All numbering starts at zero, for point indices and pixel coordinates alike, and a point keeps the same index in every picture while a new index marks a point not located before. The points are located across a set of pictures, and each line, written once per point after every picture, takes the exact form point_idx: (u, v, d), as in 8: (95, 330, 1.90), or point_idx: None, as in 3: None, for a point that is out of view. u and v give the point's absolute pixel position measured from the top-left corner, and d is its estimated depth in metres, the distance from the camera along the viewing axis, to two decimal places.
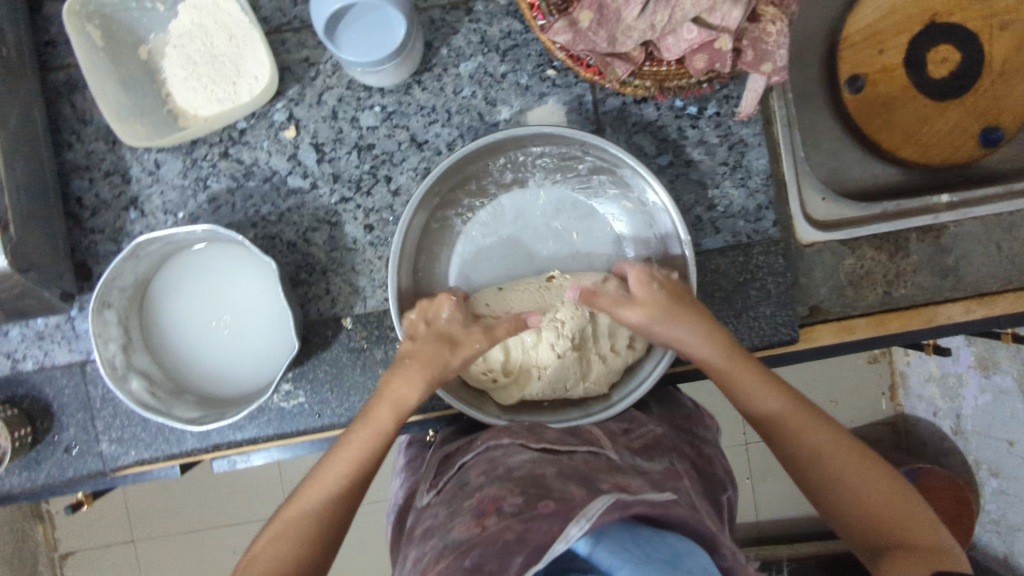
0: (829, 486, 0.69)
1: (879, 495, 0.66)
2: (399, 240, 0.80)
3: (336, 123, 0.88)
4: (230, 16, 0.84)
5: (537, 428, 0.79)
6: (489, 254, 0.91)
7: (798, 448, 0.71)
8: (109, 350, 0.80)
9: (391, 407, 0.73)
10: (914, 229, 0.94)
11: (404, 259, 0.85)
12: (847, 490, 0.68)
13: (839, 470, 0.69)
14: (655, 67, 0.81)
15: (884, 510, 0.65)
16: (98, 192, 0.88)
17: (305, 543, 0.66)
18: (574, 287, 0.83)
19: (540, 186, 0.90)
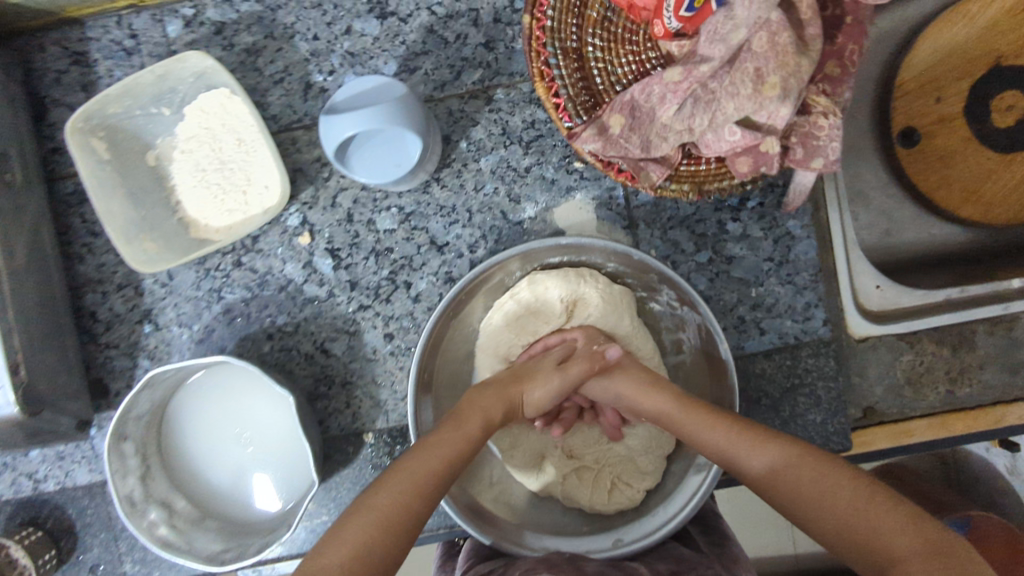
0: (854, 547, 0.55)
1: (900, 544, 0.52)
2: (417, 366, 0.74)
3: (352, 226, 0.84)
4: (238, 119, 0.80)
5: (576, 560, 0.75)
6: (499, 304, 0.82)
7: (800, 507, 0.59)
8: (127, 485, 0.77)
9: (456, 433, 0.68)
10: (980, 321, 0.87)
11: (426, 387, 0.78)
12: (868, 546, 0.54)
13: (855, 519, 0.55)
14: (693, 166, 0.75)
15: (915, 559, 0.50)
16: (111, 305, 0.85)
17: (361, 558, 0.56)
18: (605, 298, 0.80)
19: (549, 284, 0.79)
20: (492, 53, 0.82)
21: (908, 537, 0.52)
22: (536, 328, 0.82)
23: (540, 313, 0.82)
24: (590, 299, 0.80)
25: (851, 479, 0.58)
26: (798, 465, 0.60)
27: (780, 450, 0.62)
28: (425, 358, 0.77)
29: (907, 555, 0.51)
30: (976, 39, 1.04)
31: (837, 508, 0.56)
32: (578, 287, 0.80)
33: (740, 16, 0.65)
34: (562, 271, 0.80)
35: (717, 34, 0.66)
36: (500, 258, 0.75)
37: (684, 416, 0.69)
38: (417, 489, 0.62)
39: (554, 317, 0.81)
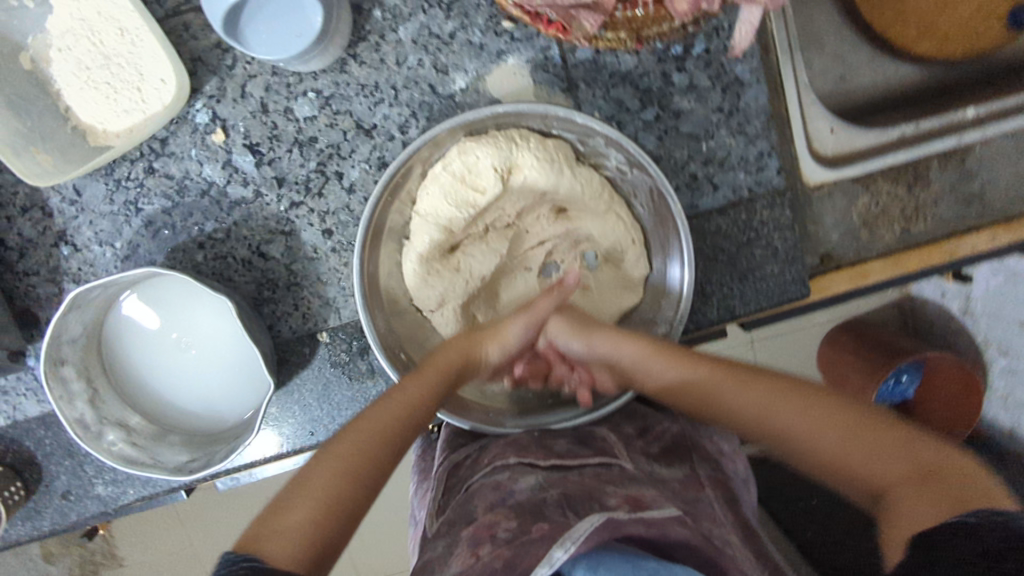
0: (845, 480, 0.60)
1: (890, 471, 0.58)
2: (357, 257, 0.71)
3: (268, 117, 0.76)
4: (115, 5, 0.70)
5: (546, 439, 0.75)
6: (435, 180, 0.72)
7: (808, 455, 0.62)
8: (76, 409, 0.75)
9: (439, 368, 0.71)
10: (935, 156, 0.85)
11: (376, 281, 0.76)
12: (857, 477, 0.59)
13: (847, 451, 0.60)
14: (630, 11, 0.67)
15: (906, 485, 0.56)
16: (20, 231, 0.78)
17: (327, 513, 0.56)
18: (545, 153, 0.72)
19: (478, 146, 0.70)
20: None
21: (903, 460, 0.58)
22: (474, 199, 0.72)
23: (474, 182, 0.71)
24: (526, 164, 0.71)
25: (855, 415, 0.61)
26: (783, 400, 0.64)
27: (770, 394, 0.65)
28: (367, 255, 0.73)
29: (898, 480, 0.57)
30: None
31: (820, 446, 0.61)
32: (512, 155, 0.71)
33: None
34: (493, 138, 0.71)
35: None
36: (437, 130, 0.69)
37: (709, 381, 0.68)
38: (393, 428, 0.64)
39: (489, 187, 0.71)
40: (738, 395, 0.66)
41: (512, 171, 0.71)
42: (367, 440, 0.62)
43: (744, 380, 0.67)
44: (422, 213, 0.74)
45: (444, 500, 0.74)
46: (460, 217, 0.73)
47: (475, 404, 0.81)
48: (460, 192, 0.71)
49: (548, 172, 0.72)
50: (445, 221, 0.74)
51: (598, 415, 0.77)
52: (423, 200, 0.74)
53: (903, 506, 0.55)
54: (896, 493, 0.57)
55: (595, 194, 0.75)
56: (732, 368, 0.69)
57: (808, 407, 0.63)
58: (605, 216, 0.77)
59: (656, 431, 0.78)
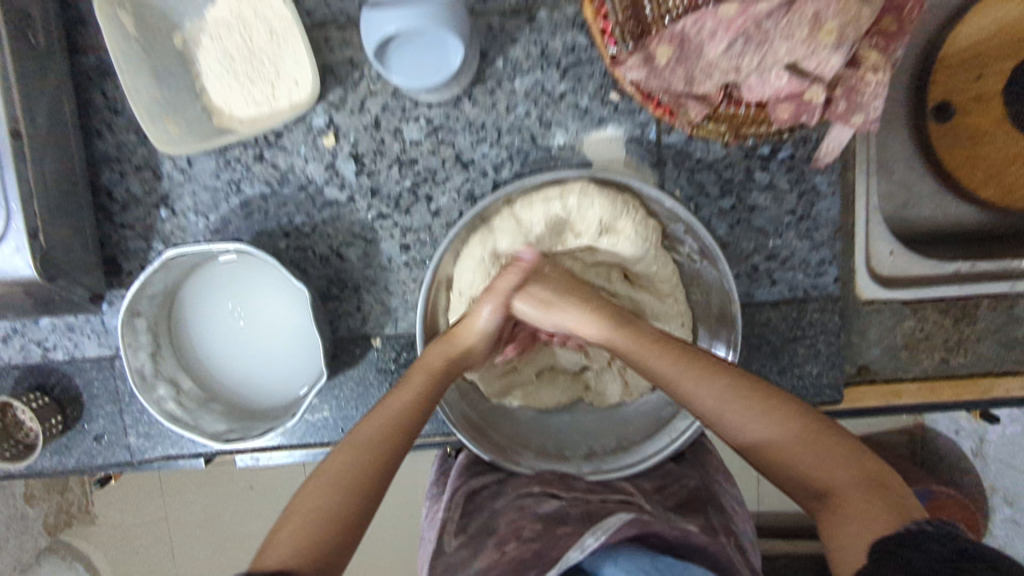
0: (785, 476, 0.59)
1: (835, 471, 0.56)
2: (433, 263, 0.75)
3: (378, 133, 0.82)
4: (270, 8, 0.77)
5: (568, 477, 0.78)
6: (532, 216, 0.77)
7: (761, 455, 0.60)
8: (138, 360, 0.79)
9: (423, 373, 0.71)
10: (987, 296, 0.88)
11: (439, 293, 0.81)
12: (806, 476, 0.57)
13: (785, 449, 0.59)
14: (733, 109, 0.73)
15: (849, 485, 0.54)
16: (128, 185, 0.84)
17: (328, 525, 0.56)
18: (645, 231, 0.76)
19: (583, 199, 0.75)
20: None
21: (846, 471, 0.56)
22: (567, 235, 0.79)
23: (575, 223, 0.77)
24: (625, 231, 0.76)
25: (810, 432, 0.59)
26: (712, 378, 0.65)
27: (698, 372, 0.66)
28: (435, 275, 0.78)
29: (846, 484, 0.55)
30: None
31: (762, 434, 0.60)
32: (617, 218, 0.75)
33: None
34: (612, 196, 0.75)
35: None
36: (562, 173, 0.76)
37: (671, 372, 0.67)
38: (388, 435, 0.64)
39: (587, 232, 0.77)
40: (695, 386, 0.65)
41: (610, 231, 0.76)
42: (373, 440, 0.63)
43: (703, 370, 0.65)
44: (517, 220, 0.78)
45: (463, 521, 0.74)
46: (546, 239, 0.79)
47: (502, 434, 0.85)
48: (555, 216, 0.77)
49: (640, 243, 0.76)
50: (531, 238, 0.79)
51: (625, 472, 0.80)
52: (523, 211, 0.77)
53: (850, 513, 0.53)
54: (844, 502, 0.54)
55: (668, 265, 0.80)
56: (694, 356, 0.68)
57: (738, 394, 0.63)
58: (664, 301, 0.81)
59: (671, 490, 0.78)
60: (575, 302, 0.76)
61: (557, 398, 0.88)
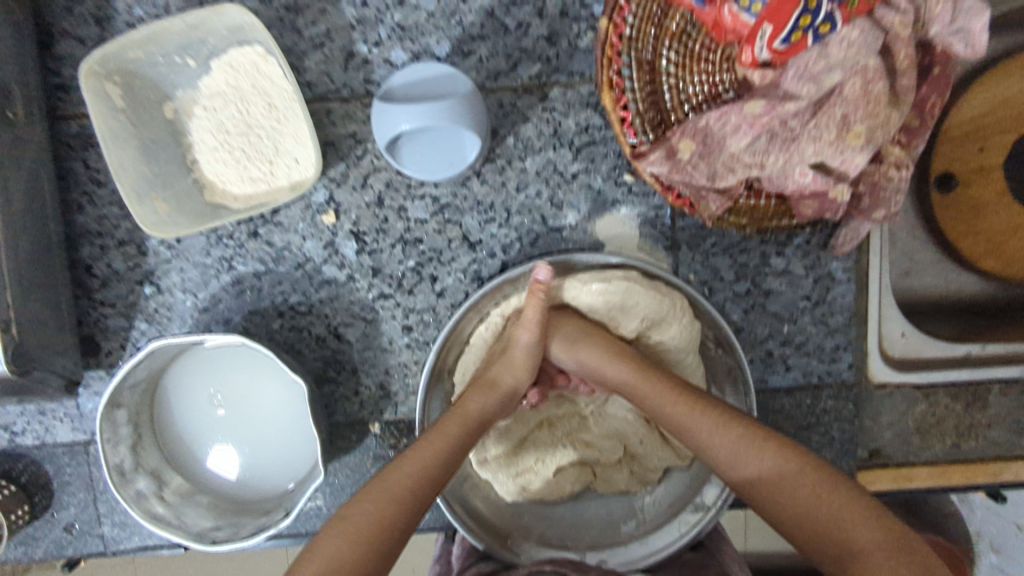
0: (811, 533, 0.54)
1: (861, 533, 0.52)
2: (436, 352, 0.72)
3: (381, 211, 0.78)
4: (271, 83, 0.73)
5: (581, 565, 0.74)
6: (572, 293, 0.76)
7: (762, 494, 0.58)
8: (118, 455, 0.73)
9: (455, 425, 0.65)
10: (997, 381, 0.86)
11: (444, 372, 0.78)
12: (829, 535, 0.53)
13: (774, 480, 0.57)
14: (752, 200, 0.70)
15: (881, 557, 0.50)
16: (110, 261, 0.79)
17: (340, 569, 0.52)
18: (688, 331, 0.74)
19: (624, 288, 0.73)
20: (554, 48, 0.76)
21: (874, 529, 0.52)
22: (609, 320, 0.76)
23: (618, 314, 0.75)
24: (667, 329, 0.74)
25: (808, 482, 0.56)
26: (701, 408, 0.63)
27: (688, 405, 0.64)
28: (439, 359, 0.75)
29: (876, 549, 0.50)
30: None
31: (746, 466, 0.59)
32: (664, 318, 0.73)
33: (835, 57, 0.61)
34: (660, 294, 0.73)
35: (808, 71, 0.62)
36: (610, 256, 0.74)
37: (691, 417, 0.63)
38: (411, 488, 0.58)
39: (629, 323, 0.75)
40: (711, 434, 0.61)
41: (655, 328, 0.75)
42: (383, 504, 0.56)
43: (720, 418, 0.62)
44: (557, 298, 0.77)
45: None
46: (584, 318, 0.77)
47: (495, 524, 0.80)
48: (599, 298, 0.75)
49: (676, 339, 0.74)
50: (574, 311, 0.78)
51: (628, 566, 0.77)
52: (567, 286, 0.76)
53: (879, 573, 0.49)
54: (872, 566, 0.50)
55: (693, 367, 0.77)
56: (710, 405, 0.64)
57: (726, 426, 0.61)
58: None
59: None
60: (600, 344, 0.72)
61: (564, 486, 0.81)
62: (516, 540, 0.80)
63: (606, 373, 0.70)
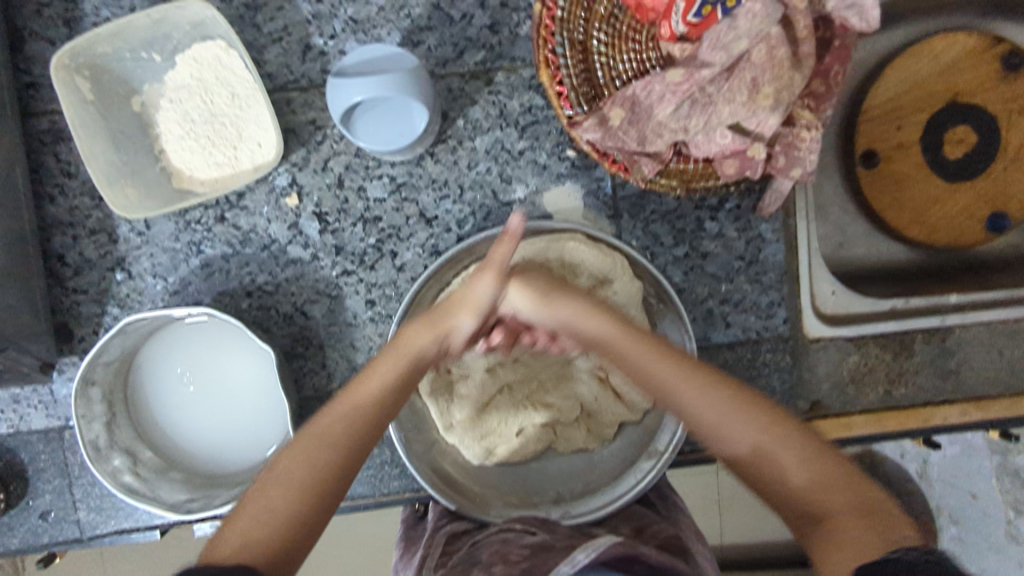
0: (766, 484, 0.60)
1: (834, 499, 0.56)
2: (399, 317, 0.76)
3: (342, 192, 0.83)
4: (232, 73, 0.78)
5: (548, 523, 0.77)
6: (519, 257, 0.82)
7: (719, 434, 0.62)
8: (92, 431, 0.77)
9: (402, 358, 0.68)
10: (920, 331, 0.94)
11: None
12: (791, 491, 0.58)
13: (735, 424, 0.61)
14: (682, 164, 0.77)
15: (846, 514, 0.55)
16: (81, 250, 0.82)
17: (307, 501, 0.58)
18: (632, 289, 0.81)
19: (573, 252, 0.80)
20: (496, 36, 0.83)
21: (842, 496, 0.56)
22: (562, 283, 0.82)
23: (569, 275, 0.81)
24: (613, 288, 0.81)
25: (769, 434, 0.60)
26: (673, 360, 0.66)
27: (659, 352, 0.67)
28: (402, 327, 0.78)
29: (843, 511, 0.55)
30: (938, 73, 1.11)
31: (710, 410, 0.63)
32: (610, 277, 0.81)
33: (743, 27, 0.69)
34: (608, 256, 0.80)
35: (720, 41, 0.69)
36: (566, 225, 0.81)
37: (664, 382, 0.65)
38: (354, 432, 0.63)
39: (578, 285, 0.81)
40: (679, 383, 0.64)
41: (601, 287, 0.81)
42: (333, 445, 0.61)
43: (684, 366, 0.65)
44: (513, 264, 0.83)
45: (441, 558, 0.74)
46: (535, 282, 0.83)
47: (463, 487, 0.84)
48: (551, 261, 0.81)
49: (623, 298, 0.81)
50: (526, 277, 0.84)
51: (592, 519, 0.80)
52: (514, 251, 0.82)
53: (840, 534, 0.54)
54: (837, 521, 0.55)
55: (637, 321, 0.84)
56: (666, 351, 0.67)
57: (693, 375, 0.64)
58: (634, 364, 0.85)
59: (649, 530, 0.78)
60: (567, 296, 0.72)
61: (528, 446, 0.84)
62: (484, 503, 0.83)
63: (582, 327, 0.71)
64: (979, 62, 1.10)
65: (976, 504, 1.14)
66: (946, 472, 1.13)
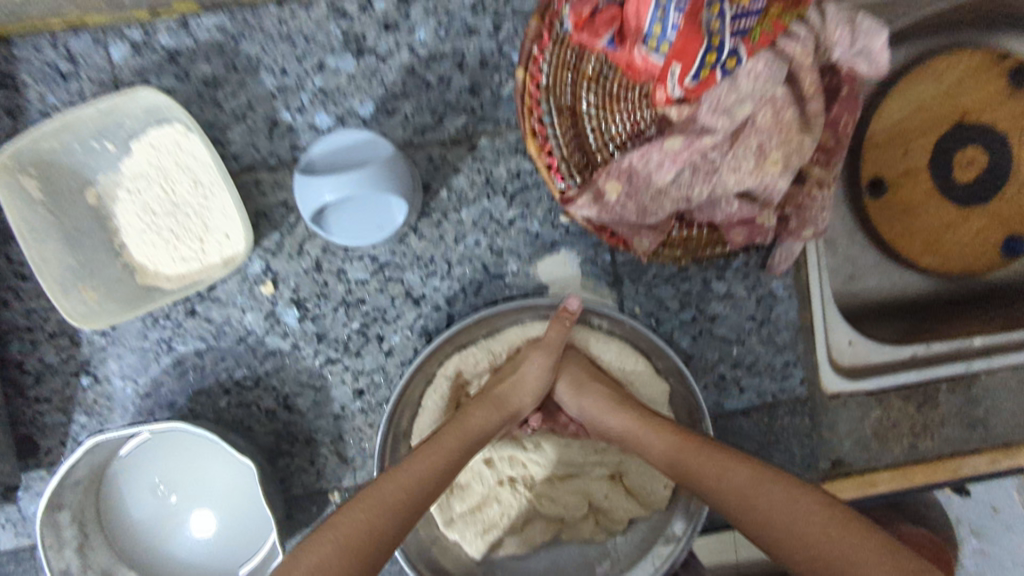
0: (792, 550, 0.52)
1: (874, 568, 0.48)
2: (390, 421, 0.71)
3: (320, 276, 0.77)
4: (195, 160, 0.72)
5: None
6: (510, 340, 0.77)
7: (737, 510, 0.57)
8: (63, 559, 0.70)
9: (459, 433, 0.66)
10: (944, 379, 0.88)
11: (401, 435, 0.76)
12: (835, 570, 0.49)
13: (754, 500, 0.56)
14: (684, 232, 0.71)
15: None
16: (42, 355, 0.76)
17: (356, 556, 0.53)
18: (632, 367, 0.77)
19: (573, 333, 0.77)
20: (477, 98, 0.76)
21: (885, 569, 0.47)
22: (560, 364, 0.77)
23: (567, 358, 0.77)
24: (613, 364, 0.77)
25: (809, 502, 0.54)
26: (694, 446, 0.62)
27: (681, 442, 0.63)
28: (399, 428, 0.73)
29: None
30: (942, 95, 1.05)
31: (727, 490, 0.58)
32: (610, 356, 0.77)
33: (745, 88, 0.63)
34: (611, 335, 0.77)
35: (721, 104, 0.63)
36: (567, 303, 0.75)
37: (691, 458, 0.61)
38: (412, 496, 0.59)
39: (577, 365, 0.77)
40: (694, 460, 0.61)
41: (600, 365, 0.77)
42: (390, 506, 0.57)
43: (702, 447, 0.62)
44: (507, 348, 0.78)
45: None
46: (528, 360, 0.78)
47: None
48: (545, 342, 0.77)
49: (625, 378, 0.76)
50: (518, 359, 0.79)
51: None
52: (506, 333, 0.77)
53: None
54: None
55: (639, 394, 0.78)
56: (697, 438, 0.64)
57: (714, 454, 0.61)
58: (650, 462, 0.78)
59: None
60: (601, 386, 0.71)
61: (533, 538, 0.79)
62: None
63: (608, 422, 0.68)
64: (986, 81, 1.04)
65: (998, 519, 1.05)
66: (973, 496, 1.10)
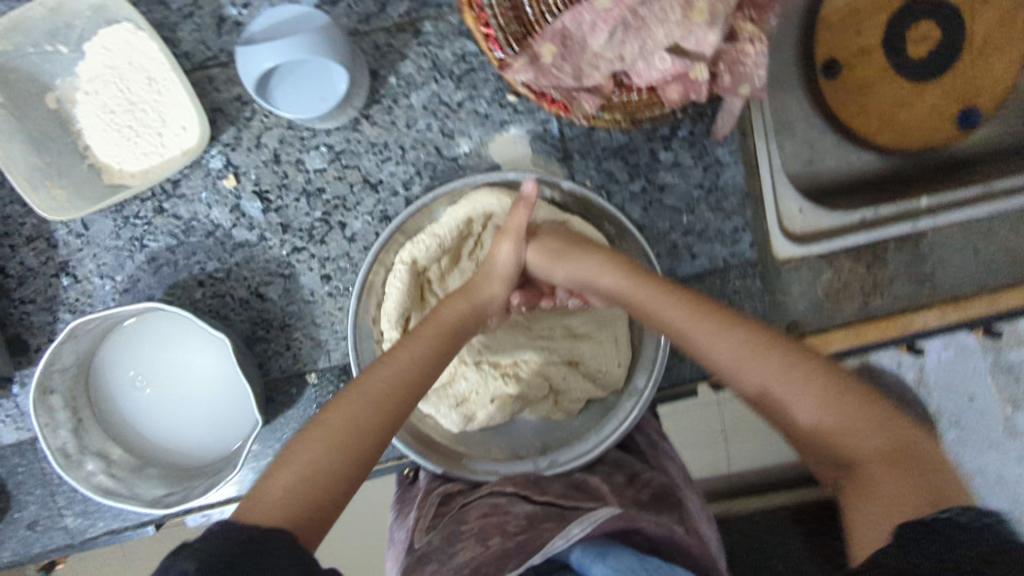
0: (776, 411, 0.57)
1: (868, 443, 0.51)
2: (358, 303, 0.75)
3: (280, 167, 0.80)
4: (146, 57, 0.74)
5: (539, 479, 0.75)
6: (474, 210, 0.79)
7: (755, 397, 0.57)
8: (59, 438, 0.76)
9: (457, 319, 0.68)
10: (892, 239, 0.92)
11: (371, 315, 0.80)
12: (833, 446, 0.52)
13: (776, 388, 0.55)
14: (625, 95, 0.74)
15: (873, 457, 0.51)
16: (22, 258, 0.80)
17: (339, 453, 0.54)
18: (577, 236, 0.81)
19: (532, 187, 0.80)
20: None
21: (878, 440, 0.51)
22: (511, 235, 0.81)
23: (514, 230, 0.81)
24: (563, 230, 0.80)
25: (837, 395, 0.53)
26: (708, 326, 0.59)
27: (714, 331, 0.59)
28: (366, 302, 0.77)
29: (872, 458, 0.50)
30: None
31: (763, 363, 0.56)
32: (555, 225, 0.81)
33: None
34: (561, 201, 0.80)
35: None
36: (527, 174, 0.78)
37: (694, 326, 0.61)
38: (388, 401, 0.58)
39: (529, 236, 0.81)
40: (714, 338, 0.59)
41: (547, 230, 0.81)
42: (368, 408, 0.57)
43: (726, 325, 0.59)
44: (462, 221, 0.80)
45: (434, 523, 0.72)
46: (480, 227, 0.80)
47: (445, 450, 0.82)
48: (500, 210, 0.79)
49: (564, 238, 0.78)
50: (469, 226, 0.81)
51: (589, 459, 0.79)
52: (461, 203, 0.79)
53: (874, 482, 0.50)
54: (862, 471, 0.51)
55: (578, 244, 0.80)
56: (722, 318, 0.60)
57: (735, 337, 0.58)
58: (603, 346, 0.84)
59: (644, 479, 0.77)
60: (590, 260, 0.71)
61: (502, 413, 0.83)
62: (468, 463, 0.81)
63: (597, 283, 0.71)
64: None
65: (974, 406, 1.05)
66: (941, 377, 1.01)
